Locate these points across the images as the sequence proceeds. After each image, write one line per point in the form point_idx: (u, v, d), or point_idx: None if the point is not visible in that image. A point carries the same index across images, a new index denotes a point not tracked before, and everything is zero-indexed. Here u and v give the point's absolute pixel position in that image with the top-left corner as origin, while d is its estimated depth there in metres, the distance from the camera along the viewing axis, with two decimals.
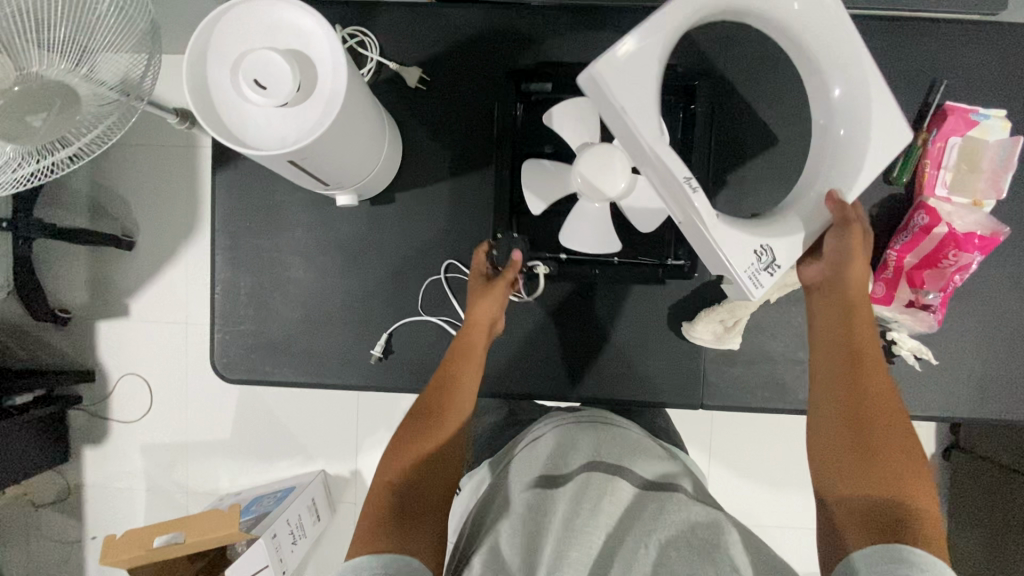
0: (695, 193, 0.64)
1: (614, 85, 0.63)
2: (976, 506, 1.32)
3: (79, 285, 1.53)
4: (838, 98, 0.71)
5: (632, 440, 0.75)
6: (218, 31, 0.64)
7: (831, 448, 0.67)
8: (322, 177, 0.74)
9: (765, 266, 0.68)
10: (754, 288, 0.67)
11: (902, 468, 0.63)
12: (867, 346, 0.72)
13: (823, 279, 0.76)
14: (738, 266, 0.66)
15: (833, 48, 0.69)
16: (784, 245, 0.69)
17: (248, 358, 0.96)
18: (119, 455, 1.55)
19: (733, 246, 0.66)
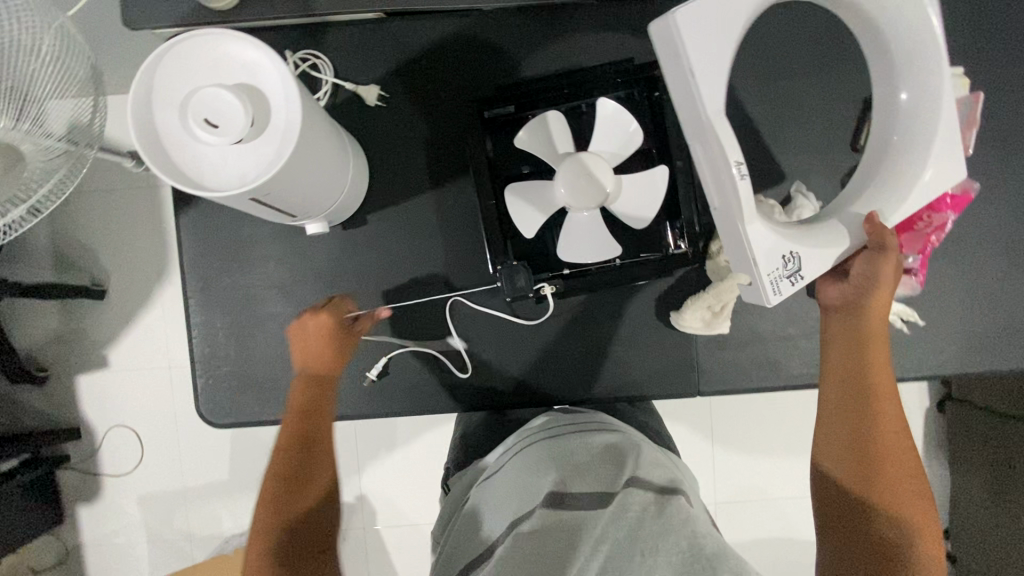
0: (742, 180, 0.68)
1: (687, 43, 0.67)
2: (975, 456, 1.34)
3: (54, 341, 1.48)
4: (904, 102, 0.75)
5: (631, 446, 0.72)
6: (159, 71, 0.61)
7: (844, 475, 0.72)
8: (289, 210, 0.72)
9: (788, 275, 0.72)
10: (772, 294, 0.71)
11: (906, 497, 0.69)
12: (880, 376, 0.75)
13: (842, 301, 0.78)
14: (763, 271, 0.70)
15: (906, 55, 0.73)
16: (813, 258, 0.73)
17: (232, 401, 0.93)
18: (115, 510, 1.51)
19: (765, 248, 0.70)
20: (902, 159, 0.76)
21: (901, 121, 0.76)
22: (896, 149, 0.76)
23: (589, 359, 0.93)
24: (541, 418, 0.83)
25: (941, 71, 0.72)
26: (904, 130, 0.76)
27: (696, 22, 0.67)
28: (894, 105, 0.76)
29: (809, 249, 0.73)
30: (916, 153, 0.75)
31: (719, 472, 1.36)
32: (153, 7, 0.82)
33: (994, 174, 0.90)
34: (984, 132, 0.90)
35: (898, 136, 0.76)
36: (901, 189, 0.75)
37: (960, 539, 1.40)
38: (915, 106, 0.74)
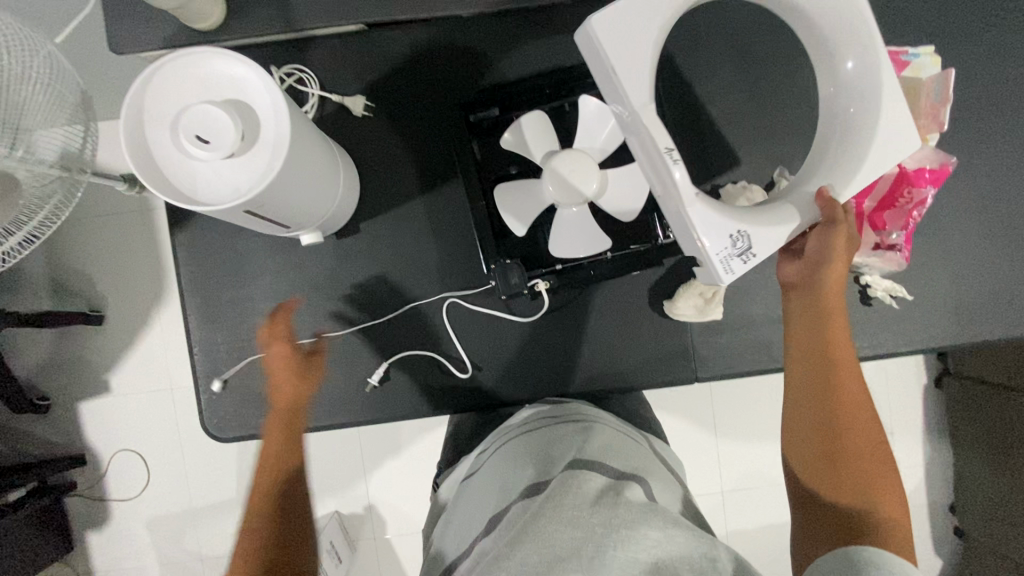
0: (673, 163, 0.65)
1: (603, 39, 0.66)
2: (976, 427, 1.37)
3: (55, 369, 1.49)
4: (850, 70, 0.73)
5: (602, 434, 0.73)
6: (149, 93, 0.62)
7: (806, 451, 0.72)
8: (283, 220, 0.73)
9: (740, 253, 0.68)
10: (725, 273, 0.68)
11: (866, 468, 0.69)
12: (840, 350, 0.75)
13: (799, 278, 0.79)
14: (710, 248, 0.67)
15: (835, 29, 0.72)
16: (763, 234, 0.69)
17: (237, 415, 0.94)
18: (124, 536, 1.51)
19: (708, 226, 0.67)
20: (857, 130, 0.72)
21: (848, 92, 0.74)
22: (846, 122, 0.74)
23: (585, 353, 0.94)
24: (522, 411, 0.85)
25: (873, 36, 0.71)
26: (854, 101, 0.73)
27: (617, 15, 0.67)
28: (843, 75, 0.74)
29: (758, 226, 0.69)
30: (869, 123, 0.71)
31: (725, 460, 1.37)
32: (136, 32, 0.84)
33: (971, 149, 0.92)
34: (958, 108, 0.92)
35: (847, 108, 0.74)
36: (858, 159, 0.72)
37: (967, 511, 1.42)
38: (863, 77, 0.72)
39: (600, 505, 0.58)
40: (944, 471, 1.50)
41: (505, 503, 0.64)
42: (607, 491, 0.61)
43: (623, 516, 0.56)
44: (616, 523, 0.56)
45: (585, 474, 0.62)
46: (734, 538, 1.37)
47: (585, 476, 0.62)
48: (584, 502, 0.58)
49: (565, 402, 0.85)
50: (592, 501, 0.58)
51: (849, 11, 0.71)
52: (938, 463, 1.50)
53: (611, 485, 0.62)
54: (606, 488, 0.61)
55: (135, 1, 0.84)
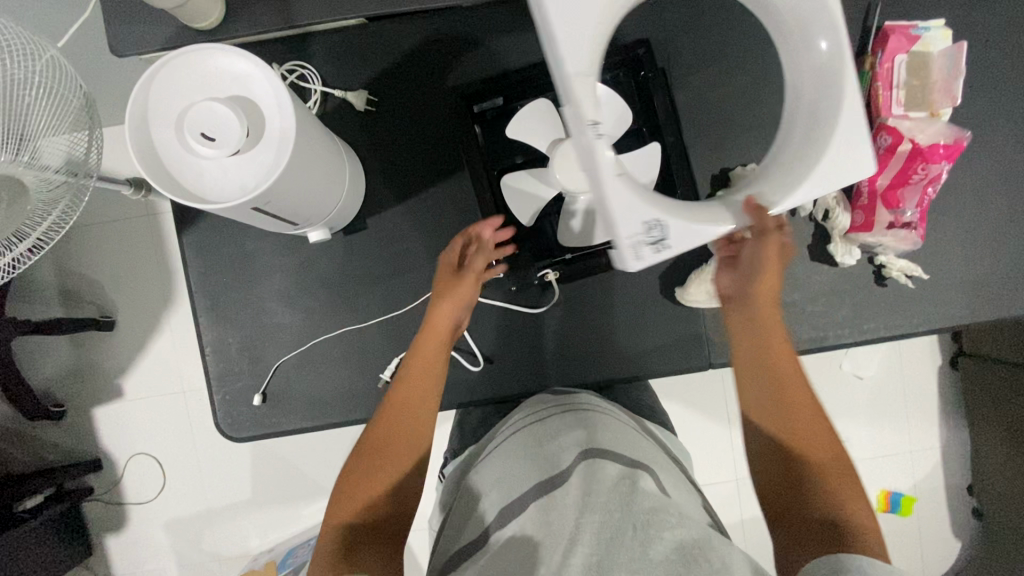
0: (596, 137, 0.60)
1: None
2: (992, 406, 1.36)
3: (68, 375, 1.50)
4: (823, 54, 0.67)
5: (614, 426, 0.72)
6: (153, 91, 0.62)
7: (772, 474, 0.67)
8: (290, 217, 0.73)
9: (652, 242, 0.64)
10: (631, 260, 0.64)
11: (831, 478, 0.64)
12: (788, 361, 0.72)
13: (734, 290, 0.77)
14: (620, 232, 0.63)
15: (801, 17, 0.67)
16: (683, 227, 0.65)
17: (251, 414, 0.94)
18: (141, 539, 1.52)
19: (623, 208, 0.62)
20: (815, 128, 0.68)
21: (819, 81, 0.69)
22: (810, 118, 0.69)
23: (596, 342, 0.94)
24: (524, 404, 0.84)
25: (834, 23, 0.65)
26: (823, 91, 0.68)
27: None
28: (822, 58, 0.67)
29: (680, 216, 0.65)
30: (826, 128, 0.67)
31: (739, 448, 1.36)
32: (137, 33, 0.84)
33: (984, 123, 0.90)
34: (971, 82, 0.90)
35: (814, 102, 0.69)
36: (807, 163, 0.67)
37: (985, 491, 1.41)
38: (835, 61, 0.66)
39: (619, 494, 0.58)
40: (959, 452, 1.49)
41: (515, 494, 0.63)
42: (622, 479, 0.60)
43: (640, 504, 0.56)
44: (634, 509, 0.55)
45: (596, 464, 0.62)
46: (750, 526, 1.36)
47: (599, 465, 0.62)
48: (602, 491, 0.58)
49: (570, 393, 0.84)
50: (610, 490, 0.58)
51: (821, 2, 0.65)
52: (953, 443, 1.49)
53: (626, 473, 0.62)
54: (621, 476, 0.61)
55: (135, 3, 0.84)
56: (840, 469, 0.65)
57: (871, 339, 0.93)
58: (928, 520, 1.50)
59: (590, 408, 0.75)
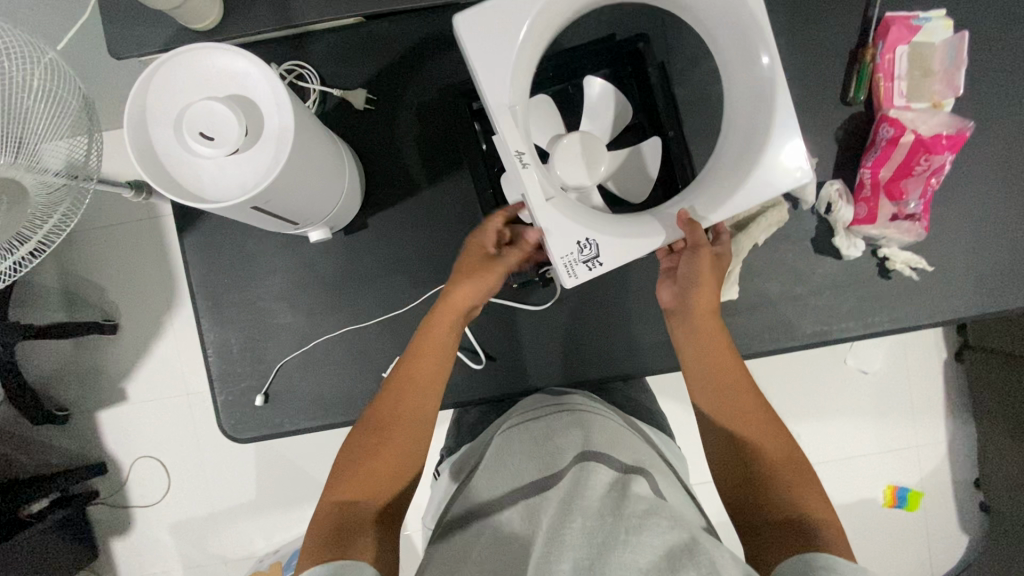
0: (524, 168, 0.65)
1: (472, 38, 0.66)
2: (998, 399, 1.35)
3: (72, 379, 1.50)
4: (765, 67, 0.68)
5: (609, 427, 0.72)
6: (151, 90, 0.62)
7: (731, 480, 0.70)
8: (290, 216, 0.73)
9: (585, 259, 0.68)
10: (567, 276, 0.68)
11: (791, 475, 0.67)
12: (733, 372, 0.75)
13: (676, 302, 0.79)
14: (554, 251, 0.67)
15: (733, 34, 0.70)
16: (614, 245, 0.68)
17: (254, 415, 0.94)
18: (147, 542, 1.53)
19: (554, 230, 0.67)
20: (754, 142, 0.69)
21: (751, 95, 0.71)
22: (747, 131, 0.71)
23: (598, 338, 0.94)
24: (518, 404, 0.84)
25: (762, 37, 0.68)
26: (756, 105, 0.70)
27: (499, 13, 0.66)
28: (758, 72, 0.69)
29: (611, 235, 0.69)
30: (761, 141, 0.69)
31: None
32: (134, 36, 0.84)
33: (988, 112, 0.90)
34: (974, 71, 0.89)
35: (749, 115, 0.71)
36: (741, 176, 0.69)
37: (991, 485, 1.41)
38: (767, 77, 0.68)
39: (612, 499, 0.58)
40: (965, 444, 1.49)
41: (514, 485, 0.65)
42: (615, 484, 0.61)
43: (632, 506, 0.56)
44: (625, 511, 0.55)
45: (590, 467, 0.63)
46: None
47: (593, 468, 0.62)
48: (595, 496, 0.59)
49: (566, 393, 0.84)
50: (603, 495, 0.59)
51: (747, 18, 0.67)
52: (958, 436, 1.49)
53: (619, 477, 0.62)
54: (614, 481, 0.61)
55: (133, 4, 0.84)
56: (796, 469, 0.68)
57: (876, 332, 0.92)
58: (935, 515, 1.49)
59: (585, 408, 0.75)
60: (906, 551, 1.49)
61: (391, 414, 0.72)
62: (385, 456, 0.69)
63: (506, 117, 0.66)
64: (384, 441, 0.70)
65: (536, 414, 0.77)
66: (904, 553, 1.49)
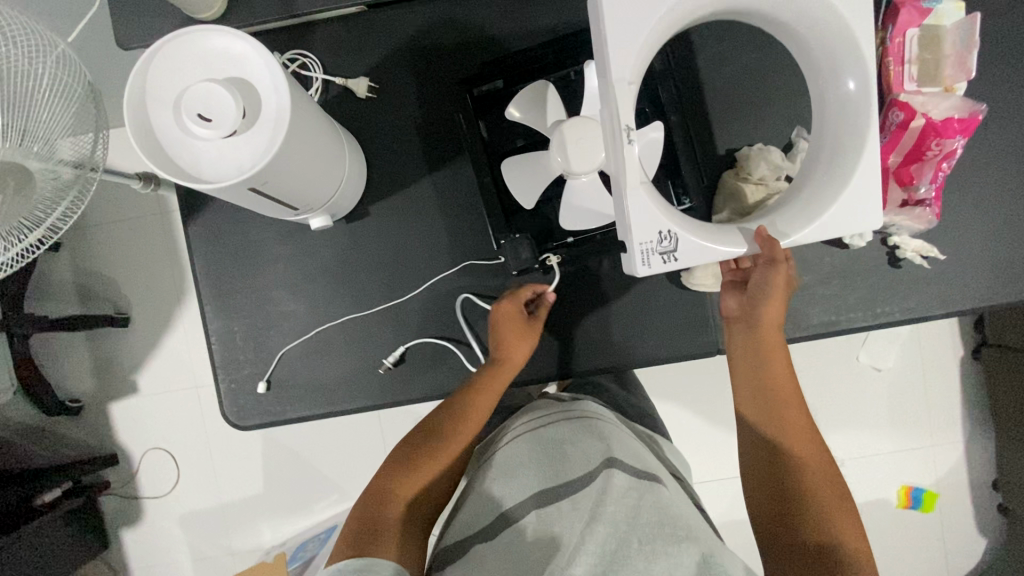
0: (630, 145, 0.68)
1: (607, 17, 0.67)
2: (1018, 397, 1.31)
3: (84, 372, 1.53)
4: (851, 91, 0.71)
5: (616, 434, 0.77)
6: (151, 73, 0.62)
7: (764, 490, 0.72)
8: (290, 202, 0.73)
9: (663, 251, 0.70)
10: (640, 265, 0.70)
11: (829, 495, 0.69)
12: (786, 387, 0.76)
13: (740, 312, 0.79)
14: (634, 236, 0.69)
15: (828, 54, 0.72)
16: (691, 242, 0.70)
17: (257, 403, 0.94)
18: (157, 533, 1.55)
19: (642, 214, 0.69)
20: (839, 164, 0.72)
21: (841, 116, 0.73)
22: (832, 151, 0.74)
23: (602, 328, 0.93)
24: (523, 411, 0.87)
25: (863, 50, 0.69)
26: (851, 130, 0.72)
27: (622, 8, 0.67)
28: (844, 94, 0.72)
29: (690, 231, 0.71)
30: (846, 165, 0.71)
31: None
32: (142, 28, 0.85)
33: (1004, 97, 0.87)
34: (988, 55, 0.87)
35: (835, 134, 0.74)
36: (822, 195, 0.72)
37: (1010, 486, 1.37)
38: (859, 100, 0.71)
39: (627, 508, 0.65)
40: (984, 443, 1.45)
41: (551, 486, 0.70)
42: (630, 493, 0.66)
43: (645, 523, 0.63)
44: None
45: (607, 475, 0.68)
46: None
47: (610, 480, 0.67)
48: (611, 503, 0.65)
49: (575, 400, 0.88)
50: (618, 503, 0.65)
51: (849, 41, 0.70)
52: (976, 435, 1.45)
53: (634, 486, 0.67)
54: (629, 488, 0.67)
55: None
56: (837, 493, 0.69)
57: (886, 323, 0.90)
58: (954, 517, 1.46)
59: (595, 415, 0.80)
60: (923, 554, 1.46)
61: (434, 428, 0.80)
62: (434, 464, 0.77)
63: (620, 95, 0.67)
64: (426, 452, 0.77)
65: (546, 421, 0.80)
66: (922, 556, 1.46)
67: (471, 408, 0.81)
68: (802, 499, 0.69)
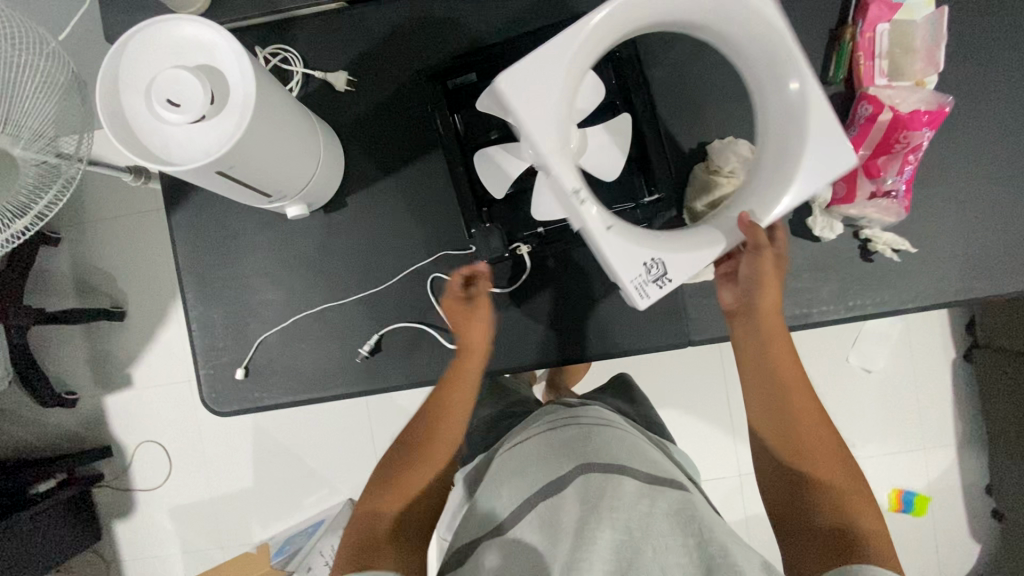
0: (584, 204, 0.66)
1: (511, 96, 0.67)
2: (1011, 399, 1.29)
3: (80, 366, 1.55)
4: (796, 91, 0.68)
5: (619, 439, 0.78)
6: (124, 58, 0.64)
7: (778, 481, 0.74)
8: (263, 189, 0.75)
9: (654, 279, 0.69)
10: (640, 300, 0.68)
11: (843, 480, 0.70)
12: (793, 377, 0.77)
13: (738, 304, 0.80)
14: (623, 277, 0.68)
15: (762, 58, 0.70)
16: (679, 260, 0.69)
17: (236, 389, 0.96)
18: (148, 525, 1.57)
19: (621, 257, 0.68)
20: (783, 162, 0.69)
21: (785, 118, 0.70)
22: (776, 150, 0.71)
23: (575, 319, 0.94)
24: (529, 420, 0.91)
25: (788, 51, 0.68)
26: (789, 131, 0.69)
27: (526, 72, 0.67)
28: (786, 97, 0.69)
29: (674, 251, 0.69)
30: (791, 161, 0.68)
31: (739, 441, 1.37)
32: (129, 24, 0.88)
33: (977, 90, 0.87)
34: (960, 48, 0.87)
35: (777, 134, 0.71)
36: (772, 190, 0.69)
37: (1004, 491, 1.35)
38: (801, 102, 0.68)
39: (640, 513, 0.65)
40: (978, 448, 1.44)
41: (561, 484, 0.71)
42: (642, 497, 0.67)
43: (657, 527, 0.64)
44: (653, 531, 0.64)
45: (620, 480, 0.69)
46: (754, 523, 1.36)
47: (621, 483, 0.69)
48: (623, 508, 0.66)
49: (585, 404, 0.91)
50: (629, 508, 0.66)
51: (778, 47, 0.68)
52: (969, 437, 1.44)
53: (645, 491, 0.69)
54: (641, 492, 0.68)
55: None
56: (847, 477, 0.71)
57: (858, 316, 0.90)
58: (946, 522, 1.44)
59: (597, 422, 0.81)
60: (914, 559, 1.44)
61: (409, 447, 0.83)
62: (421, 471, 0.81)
63: (556, 165, 0.67)
64: (408, 469, 0.81)
65: (555, 424, 0.83)
66: (914, 562, 1.44)
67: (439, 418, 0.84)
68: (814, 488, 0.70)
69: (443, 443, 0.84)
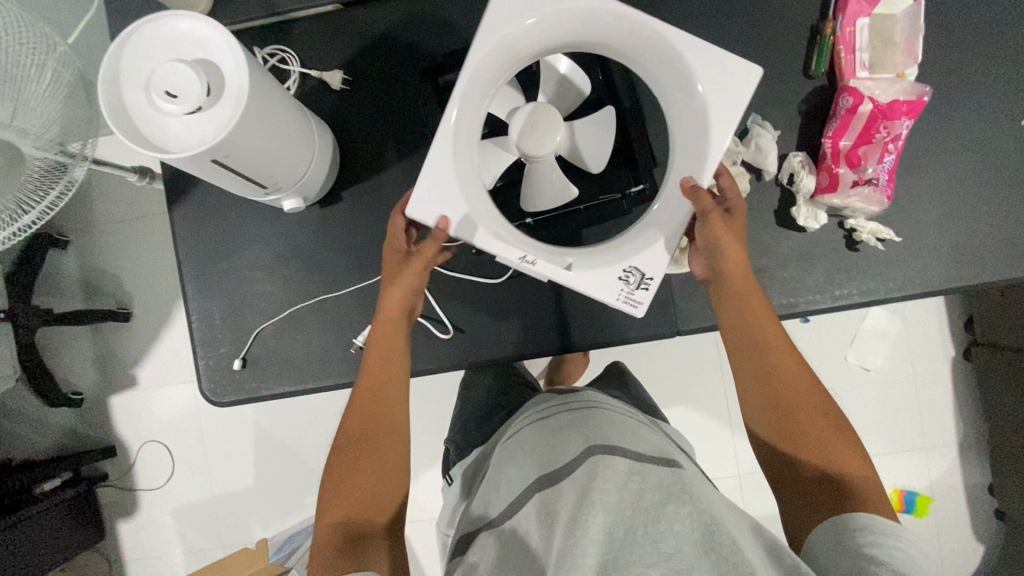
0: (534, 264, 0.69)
1: (426, 207, 0.71)
2: (1011, 396, 1.29)
3: (87, 367, 1.58)
4: (702, 95, 0.71)
5: (613, 422, 0.78)
6: (125, 55, 0.68)
7: (769, 439, 0.73)
8: (259, 180, 0.78)
9: (637, 285, 0.71)
10: (634, 310, 0.71)
11: (835, 433, 0.69)
12: (774, 335, 0.76)
13: (710, 272, 0.80)
14: (606, 297, 0.71)
15: (663, 63, 0.73)
16: (650, 258, 0.71)
17: (233, 380, 0.98)
18: (152, 524, 1.58)
19: (598, 282, 0.71)
20: (690, 157, 0.73)
21: (692, 121, 0.74)
22: (687, 153, 0.74)
23: (565, 309, 0.95)
24: (522, 410, 0.92)
25: (681, 59, 0.71)
26: (693, 128, 0.73)
27: (428, 181, 0.71)
28: (693, 100, 0.72)
29: (649, 250, 0.71)
30: (699, 149, 0.72)
31: (738, 438, 1.37)
32: None
33: (959, 82, 0.89)
34: (941, 42, 0.89)
35: (687, 138, 0.75)
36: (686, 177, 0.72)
37: (1005, 489, 1.33)
38: (702, 106, 0.71)
39: (631, 492, 0.65)
40: (978, 446, 1.43)
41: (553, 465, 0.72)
42: (633, 475, 0.67)
43: (649, 501, 0.63)
44: (646, 507, 0.63)
45: (610, 461, 0.69)
46: None
47: (612, 463, 0.69)
48: (616, 488, 0.65)
49: (582, 391, 0.91)
50: (622, 488, 0.65)
51: (676, 60, 0.71)
52: (969, 435, 1.43)
53: (636, 469, 0.69)
54: (631, 471, 0.68)
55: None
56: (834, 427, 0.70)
57: (845, 305, 0.91)
58: (948, 522, 1.42)
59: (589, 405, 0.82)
60: None
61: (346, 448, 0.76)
62: (364, 470, 0.75)
63: (491, 246, 0.70)
64: (356, 468, 0.75)
65: (547, 413, 0.85)
66: None
67: (376, 406, 0.79)
68: (805, 444, 0.69)
69: (384, 436, 0.77)
